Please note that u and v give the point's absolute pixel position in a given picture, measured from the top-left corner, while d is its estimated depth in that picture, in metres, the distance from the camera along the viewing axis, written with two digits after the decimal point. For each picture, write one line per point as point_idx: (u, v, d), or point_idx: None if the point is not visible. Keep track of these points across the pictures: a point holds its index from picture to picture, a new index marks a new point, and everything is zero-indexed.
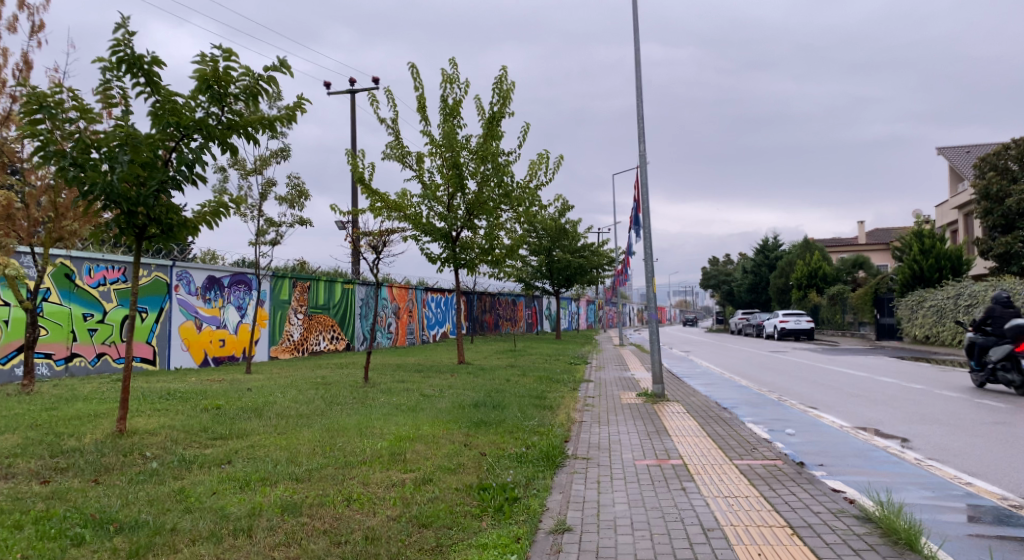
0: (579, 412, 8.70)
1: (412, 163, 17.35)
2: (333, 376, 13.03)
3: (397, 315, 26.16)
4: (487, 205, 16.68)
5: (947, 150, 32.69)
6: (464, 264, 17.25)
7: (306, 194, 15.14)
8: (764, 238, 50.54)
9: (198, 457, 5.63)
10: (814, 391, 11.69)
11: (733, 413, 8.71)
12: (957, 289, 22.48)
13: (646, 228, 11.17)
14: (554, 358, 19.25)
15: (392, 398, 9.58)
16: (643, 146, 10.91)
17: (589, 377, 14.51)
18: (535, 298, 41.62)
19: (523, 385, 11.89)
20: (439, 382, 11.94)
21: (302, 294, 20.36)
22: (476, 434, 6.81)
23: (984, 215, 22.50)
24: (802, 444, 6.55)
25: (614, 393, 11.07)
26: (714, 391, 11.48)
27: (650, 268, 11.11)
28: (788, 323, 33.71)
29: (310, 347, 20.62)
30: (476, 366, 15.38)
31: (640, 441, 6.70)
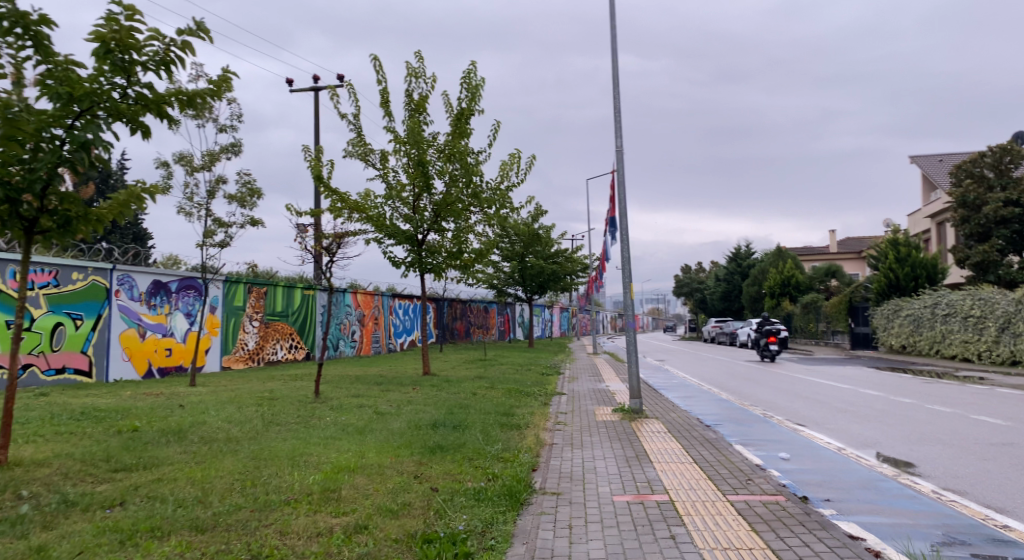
0: (549, 432, 7.83)
1: (376, 161, 16.43)
2: (284, 390, 12.00)
3: (362, 322, 25.12)
4: (455, 207, 15.81)
5: (920, 159, 32.66)
6: (430, 270, 16.33)
7: (259, 193, 14.14)
8: (737, 246, 50.44)
9: (85, 497, 4.61)
10: (800, 405, 11.00)
11: (719, 432, 7.90)
12: (934, 298, 22.16)
13: (623, 229, 10.37)
14: (524, 368, 18.39)
15: (342, 416, 8.61)
16: (619, 142, 10.10)
17: (562, 389, 13.68)
18: (508, 305, 40.75)
19: (490, 400, 11.00)
20: (399, 397, 10.99)
21: (257, 300, 19.25)
22: (429, 464, 5.91)
23: (960, 223, 22.27)
24: (800, 473, 5.76)
25: (587, 409, 10.23)
26: (695, 406, 10.72)
27: (628, 271, 10.33)
28: (762, 332, 33.34)
29: (266, 356, 19.52)
30: (441, 378, 14.47)
31: (617, 470, 5.84)
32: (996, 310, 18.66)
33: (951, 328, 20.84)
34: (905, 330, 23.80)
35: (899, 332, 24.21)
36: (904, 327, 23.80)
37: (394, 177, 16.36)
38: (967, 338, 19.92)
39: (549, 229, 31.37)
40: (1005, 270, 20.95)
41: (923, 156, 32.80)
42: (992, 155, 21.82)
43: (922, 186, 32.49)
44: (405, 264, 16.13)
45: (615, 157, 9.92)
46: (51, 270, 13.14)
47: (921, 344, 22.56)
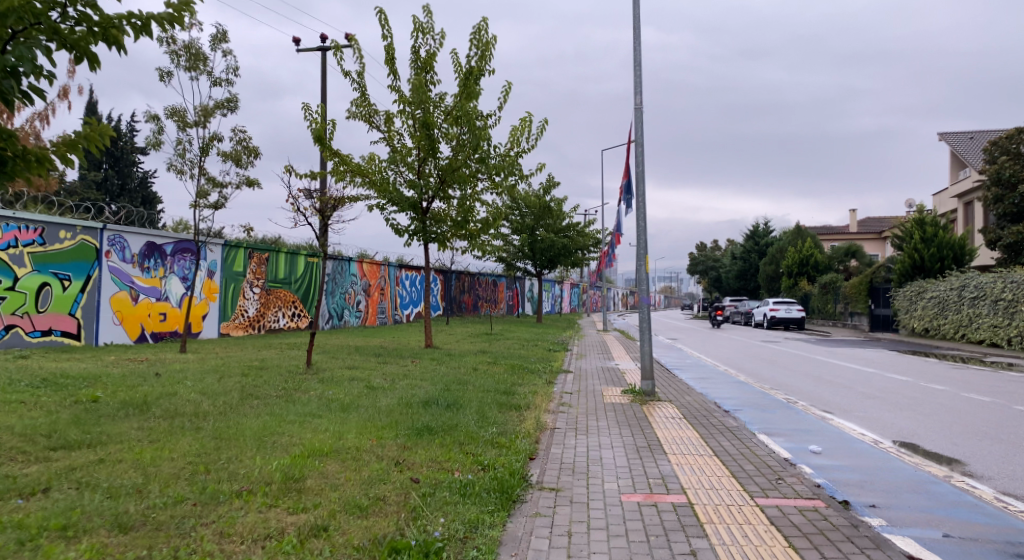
0: (552, 414, 7.14)
1: (379, 123, 15.60)
2: (276, 359, 11.38)
3: (367, 292, 24.53)
4: (462, 172, 14.99)
5: (950, 136, 31.29)
6: (434, 239, 15.57)
7: (256, 152, 13.35)
8: (754, 224, 49.22)
9: (4, 482, 3.95)
10: (824, 391, 10.24)
11: (738, 419, 7.17)
12: (961, 280, 21.18)
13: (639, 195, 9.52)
14: (531, 343, 17.74)
15: (329, 390, 7.95)
16: (637, 98, 9.21)
17: (568, 366, 12.99)
18: (518, 279, 40.08)
19: (491, 377, 10.34)
20: (395, 370, 10.34)
21: (259, 266, 18.62)
22: (413, 449, 5.22)
23: (994, 202, 21.17)
24: (835, 472, 5.03)
25: (595, 388, 9.53)
26: (710, 387, 9.99)
27: (644, 240, 9.51)
28: (778, 311, 32.42)
29: (267, 324, 18.94)
30: (443, 351, 13.85)
31: (626, 462, 5.13)
32: None
33: (979, 311, 19.91)
34: (928, 314, 22.88)
35: (922, 315, 23.30)
36: (928, 310, 22.87)
37: (398, 140, 15.53)
38: (997, 323, 18.99)
39: (562, 201, 30.49)
40: None
41: (953, 133, 31.39)
42: None
43: (952, 164, 31.18)
44: (408, 232, 15.37)
45: (633, 115, 9.05)
46: (37, 228, 12.53)
47: (946, 328, 21.64)
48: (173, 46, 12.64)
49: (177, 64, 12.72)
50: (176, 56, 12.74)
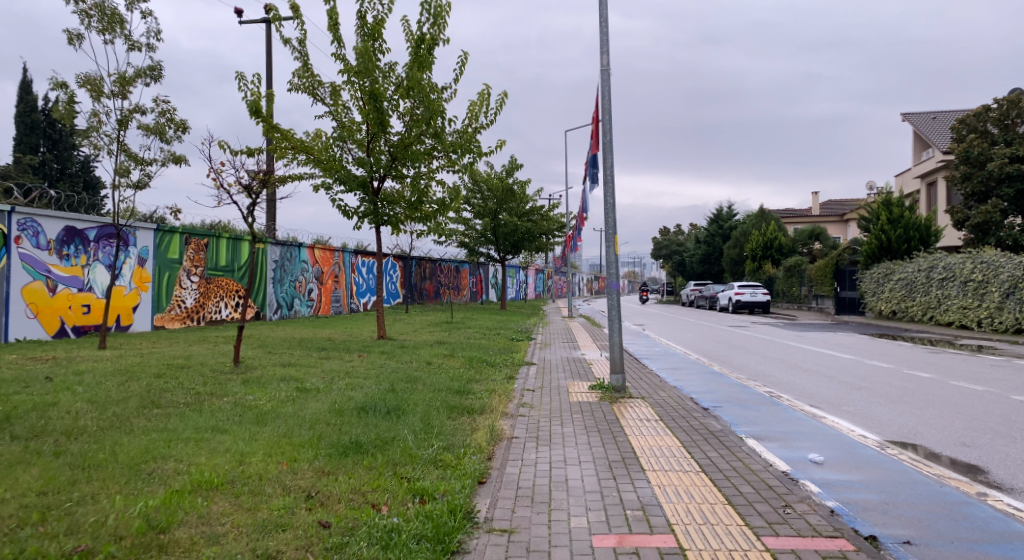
0: (510, 420, 6.16)
1: (324, 95, 14.34)
2: (203, 356, 10.15)
3: (320, 280, 23.26)
4: (414, 149, 13.83)
5: (913, 116, 31.11)
6: (386, 222, 14.40)
7: (183, 126, 12.03)
8: (718, 208, 48.96)
9: None
10: (806, 382, 9.48)
11: (721, 420, 6.32)
12: (929, 261, 20.87)
13: (604, 167, 8.03)
14: (493, 333, 16.76)
15: (250, 394, 6.82)
16: (605, 58, 8.20)
17: (530, 357, 12.05)
18: (481, 265, 39.05)
19: (444, 372, 9.33)
20: (336, 367, 9.24)
21: (196, 252, 17.19)
22: (333, 476, 4.19)
23: (962, 181, 20.85)
24: (848, 492, 4.15)
25: (559, 384, 8.59)
26: (684, 380, 9.16)
27: (613, 219, 8.01)
28: (744, 295, 32.04)
29: (208, 315, 17.60)
30: (395, 343, 12.80)
31: (598, 486, 4.16)
32: (1000, 275, 17.35)
33: (948, 293, 19.63)
34: (896, 295, 22.61)
35: (890, 297, 23.03)
36: (896, 292, 22.60)
37: (345, 115, 14.29)
38: (966, 304, 18.69)
39: (525, 184, 29.43)
40: (1007, 232, 19.65)
41: (917, 113, 31.20)
42: (998, 108, 20.29)
43: (915, 145, 31.07)
44: (357, 214, 14.19)
45: (599, 77, 8.05)
46: None
47: (914, 310, 21.37)
48: (82, 4, 11.09)
49: (89, 26, 11.18)
50: (86, 17, 11.17)
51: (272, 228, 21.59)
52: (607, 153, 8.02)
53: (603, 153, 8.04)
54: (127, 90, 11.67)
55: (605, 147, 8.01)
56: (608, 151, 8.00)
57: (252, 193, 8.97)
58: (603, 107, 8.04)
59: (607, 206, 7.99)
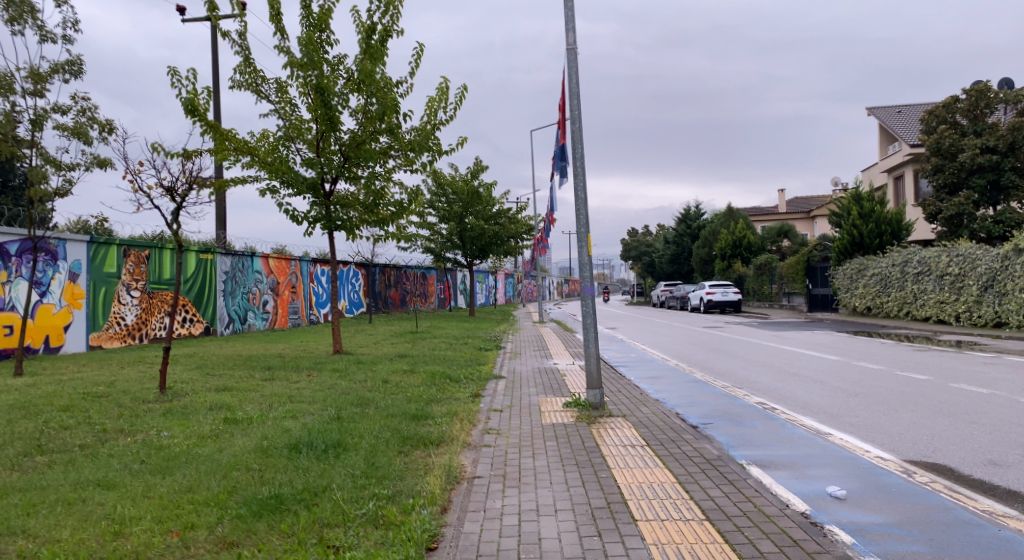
0: (471, 452, 5.25)
1: (269, 92, 13.29)
2: (129, 381, 9.00)
3: (276, 292, 22.06)
4: (369, 148, 12.84)
5: (878, 110, 31.09)
6: (340, 227, 13.34)
7: (108, 126, 10.80)
8: (686, 207, 48.78)
9: None
10: (797, 390, 8.74)
11: (715, 442, 5.50)
12: (904, 256, 20.59)
13: (573, 157, 7.18)
14: (460, 342, 15.81)
15: (165, 430, 5.77)
16: (571, 36, 7.36)
17: (499, 369, 11.15)
18: (449, 271, 38.04)
19: (402, 392, 8.37)
20: (279, 391, 8.20)
21: (137, 265, 15.87)
22: (236, 551, 3.22)
23: (933, 173, 20.60)
24: (888, 542, 3.33)
25: (530, 401, 7.71)
26: (666, 392, 8.36)
27: (585, 216, 7.15)
28: (715, 295, 31.60)
29: (151, 332, 16.31)
30: (352, 359, 11.79)
31: (580, 549, 3.26)
32: (977, 268, 17.04)
33: (925, 287, 19.31)
34: (871, 291, 22.30)
35: (864, 292, 22.74)
36: (870, 288, 22.29)
37: (293, 112, 13.25)
38: (943, 299, 18.40)
39: (491, 187, 28.57)
40: (980, 224, 19.50)
41: (881, 108, 31.21)
42: (966, 99, 20.01)
43: (881, 139, 31.03)
44: (308, 220, 13.14)
45: (565, 57, 7.23)
46: None
47: (889, 306, 21.08)
48: None
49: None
50: None
51: (223, 237, 20.36)
52: (575, 141, 7.18)
53: (571, 142, 7.20)
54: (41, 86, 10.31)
55: (574, 134, 7.18)
56: (577, 139, 7.16)
57: (177, 195, 7.84)
58: (570, 90, 7.22)
59: (579, 202, 7.13)
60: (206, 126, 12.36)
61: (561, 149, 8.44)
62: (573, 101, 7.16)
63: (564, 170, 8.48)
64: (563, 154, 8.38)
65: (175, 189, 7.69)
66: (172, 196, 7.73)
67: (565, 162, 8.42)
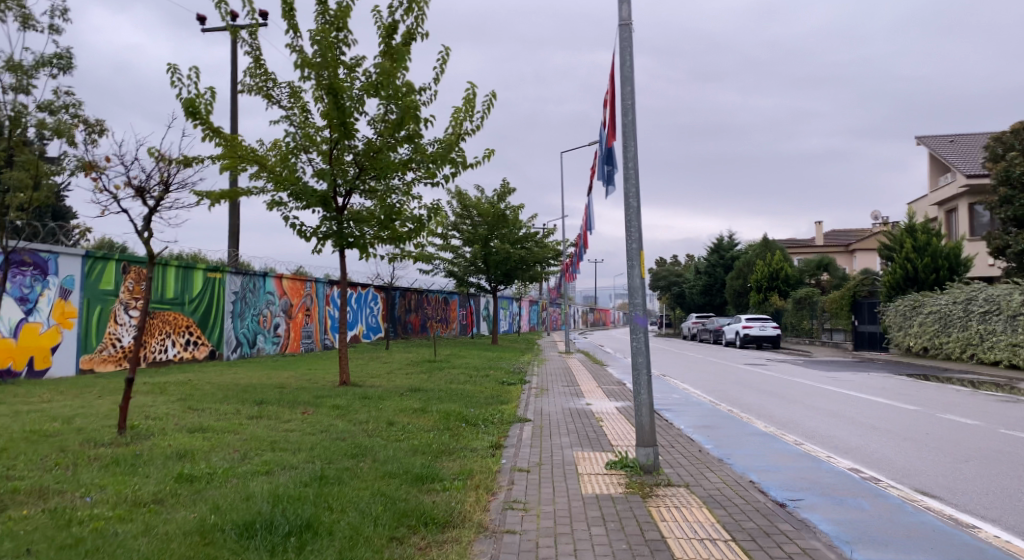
0: (487, 544, 3.83)
1: (281, 96, 12.29)
2: (95, 413, 7.73)
3: (289, 314, 20.94)
4: (385, 158, 11.65)
5: (929, 138, 29.43)
6: (351, 245, 12.12)
7: (96, 127, 9.73)
8: (719, 237, 47.17)
9: None
10: (889, 452, 7.17)
11: (823, 537, 4.03)
12: (967, 293, 18.83)
13: (624, 156, 5.85)
14: (481, 375, 14.41)
15: (93, 493, 4.43)
16: (624, 10, 6.08)
17: (524, 410, 9.72)
18: (472, 296, 36.82)
19: (408, 439, 6.97)
20: (263, 434, 6.85)
21: (136, 283, 14.82)
22: None
23: (1001, 205, 18.75)
24: None
25: (564, 456, 6.28)
26: (729, 449, 6.86)
27: (637, 229, 5.78)
28: (752, 329, 29.79)
29: (149, 355, 15.20)
30: (359, 392, 10.47)
31: None
32: None
33: (993, 328, 17.53)
34: (927, 330, 20.47)
35: (920, 331, 20.92)
36: (927, 326, 20.47)
37: (305, 118, 12.17)
38: (1016, 341, 16.59)
39: (518, 210, 27.38)
40: None
41: (931, 137, 29.53)
42: None
43: (931, 169, 29.26)
44: (317, 236, 11.96)
45: (617, 35, 5.96)
46: None
47: (950, 347, 19.25)
48: None
49: None
50: None
51: (235, 255, 19.34)
52: (627, 137, 5.84)
53: (622, 137, 5.86)
54: (26, 80, 9.31)
55: (626, 128, 5.85)
56: (629, 135, 5.82)
57: (149, 198, 6.65)
58: (622, 75, 5.93)
59: (630, 211, 5.77)
60: (211, 131, 11.35)
61: (607, 152, 7.12)
62: (625, 87, 5.86)
63: (610, 176, 7.14)
64: (609, 157, 7.06)
65: (147, 189, 6.54)
66: (144, 198, 6.58)
67: (611, 167, 7.10)
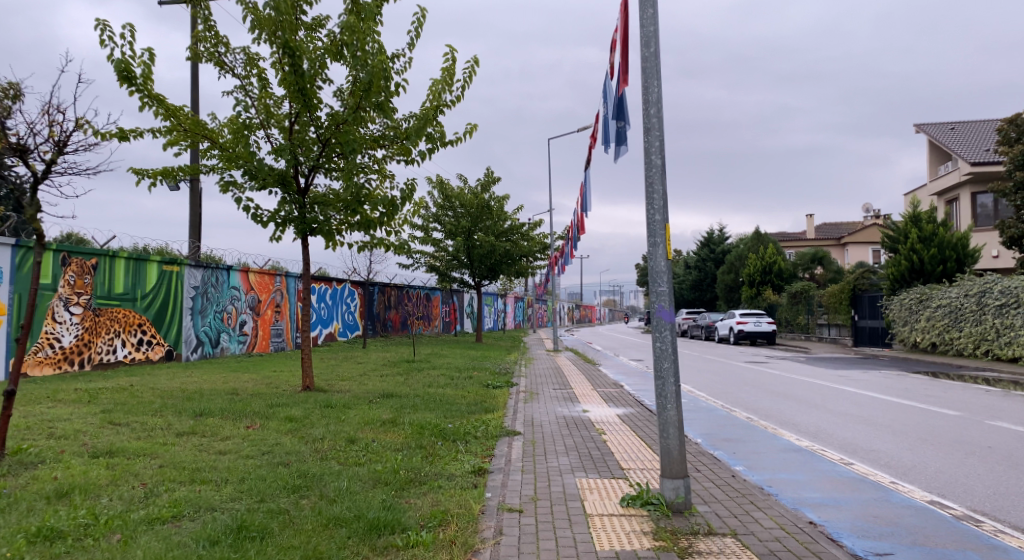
0: None
1: (236, 63, 10.90)
2: None
3: (256, 311, 19.44)
4: (354, 131, 10.25)
5: (928, 127, 28.48)
6: (316, 231, 10.73)
7: None
8: (709, 231, 46.21)
9: None
10: (957, 471, 5.90)
11: None
12: (980, 286, 17.84)
13: (644, 100, 4.55)
14: (464, 376, 13.04)
15: None
16: None
17: (512, 418, 8.40)
18: (456, 292, 35.47)
19: (369, 463, 5.63)
20: (185, 460, 5.43)
21: (79, 276, 13.27)
22: None
23: (1015, 191, 17.73)
24: None
25: (567, 487, 4.99)
26: (764, 473, 5.56)
27: (661, 194, 4.46)
28: (746, 325, 28.67)
29: (95, 357, 13.66)
30: (323, 399, 9.11)
31: None
32: None
33: (1009, 322, 16.52)
34: (935, 325, 19.44)
35: (926, 327, 19.90)
36: (934, 321, 19.45)
37: (263, 86, 10.75)
38: None
39: (503, 200, 26.03)
40: None
41: (931, 125, 28.56)
42: None
43: (931, 159, 28.30)
44: (276, 221, 10.52)
45: None
46: None
47: (960, 343, 18.24)
48: None
49: None
50: None
51: (196, 248, 17.83)
52: (647, 75, 4.55)
53: (641, 75, 4.57)
54: None
55: (645, 65, 4.57)
56: (650, 72, 4.53)
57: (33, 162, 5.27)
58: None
59: (652, 170, 4.47)
60: (154, 102, 9.89)
61: (620, 106, 5.86)
62: (646, 10, 4.58)
63: (623, 135, 5.87)
64: (622, 112, 5.79)
65: (28, 151, 5.17)
66: (25, 161, 5.21)
67: (625, 124, 5.84)
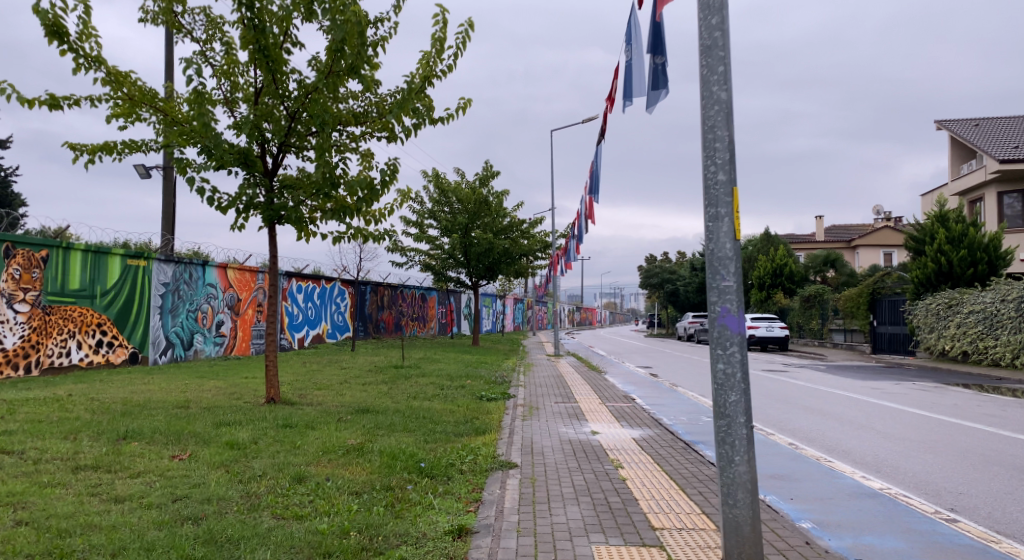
0: None
1: (196, 24, 9.50)
2: None
3: (235, 310, 18.01)
4: (327, 100, 8.82)
5: (951, 123, 27.03)
6: (284, 219, 9.29)
7: None
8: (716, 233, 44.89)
9: None
10: None
11: None
12: (1019, 290, 16.43)
13: (702, 4, 3.12)
14: (456, 386, 11.61)
15: None
16: None
17: (507, 443, 6.94)
18: (453, 293, 34.10)
19: (310, 516, 4.16)
20: (55, 511, 3.93)
21: (26, 271, 11.82)
22: None
23: None
24: None
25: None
26: (845, 536, 4.12)
27: (726, 142, 3.06)
28: (758, 330, 27.24)
29: (45, 361, 12.22)
30: (283, 415, 7.69)
31: None
32: None
33: None
34: (965, 331, 18.01)
35: (955, 334, 18.45)
36: (965, 327, 18.03)
37: (226, 49, 9.33)
38: None
39: (503, 195, 24.60)
40: None
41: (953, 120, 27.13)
42: None
43: (953, 156, 26.86)
44: (237, 206, 9.09)
45: None
46: None
47: (996, 351, 16.82)
48: None
49: None
50: None
51: (168, 241, 16.41)
52: None
53: None
54: None
55: None
56: None
57: None
58: None
59: (714, 106, 3.04)
60: (93, 65, 8.45)
61: (657, 36, 4.58)
62: None
63: (661, 73, 4.61)
64: (659, 43, 4.51)
65: None
66: None
67: (663, 59, 4.56)
